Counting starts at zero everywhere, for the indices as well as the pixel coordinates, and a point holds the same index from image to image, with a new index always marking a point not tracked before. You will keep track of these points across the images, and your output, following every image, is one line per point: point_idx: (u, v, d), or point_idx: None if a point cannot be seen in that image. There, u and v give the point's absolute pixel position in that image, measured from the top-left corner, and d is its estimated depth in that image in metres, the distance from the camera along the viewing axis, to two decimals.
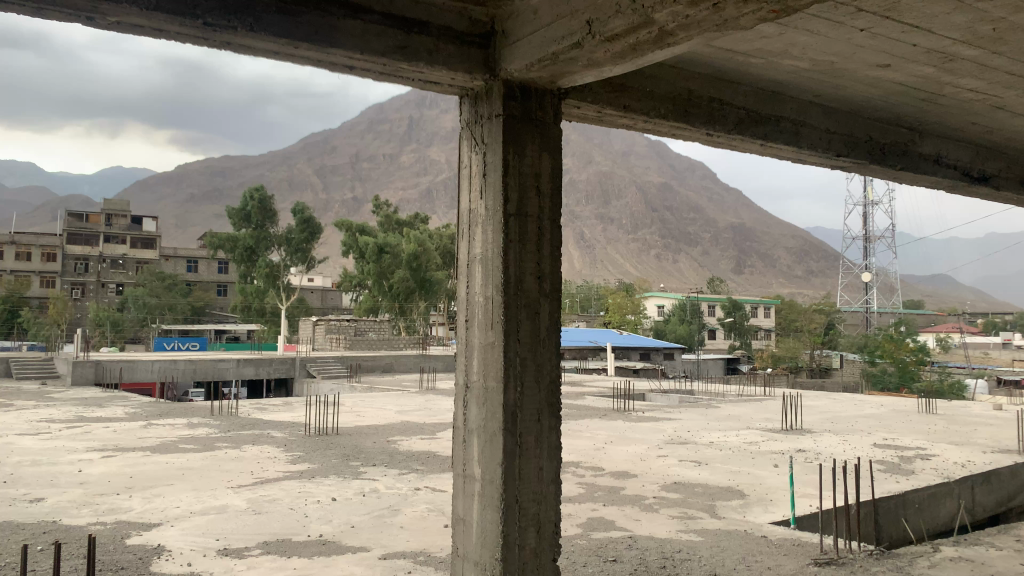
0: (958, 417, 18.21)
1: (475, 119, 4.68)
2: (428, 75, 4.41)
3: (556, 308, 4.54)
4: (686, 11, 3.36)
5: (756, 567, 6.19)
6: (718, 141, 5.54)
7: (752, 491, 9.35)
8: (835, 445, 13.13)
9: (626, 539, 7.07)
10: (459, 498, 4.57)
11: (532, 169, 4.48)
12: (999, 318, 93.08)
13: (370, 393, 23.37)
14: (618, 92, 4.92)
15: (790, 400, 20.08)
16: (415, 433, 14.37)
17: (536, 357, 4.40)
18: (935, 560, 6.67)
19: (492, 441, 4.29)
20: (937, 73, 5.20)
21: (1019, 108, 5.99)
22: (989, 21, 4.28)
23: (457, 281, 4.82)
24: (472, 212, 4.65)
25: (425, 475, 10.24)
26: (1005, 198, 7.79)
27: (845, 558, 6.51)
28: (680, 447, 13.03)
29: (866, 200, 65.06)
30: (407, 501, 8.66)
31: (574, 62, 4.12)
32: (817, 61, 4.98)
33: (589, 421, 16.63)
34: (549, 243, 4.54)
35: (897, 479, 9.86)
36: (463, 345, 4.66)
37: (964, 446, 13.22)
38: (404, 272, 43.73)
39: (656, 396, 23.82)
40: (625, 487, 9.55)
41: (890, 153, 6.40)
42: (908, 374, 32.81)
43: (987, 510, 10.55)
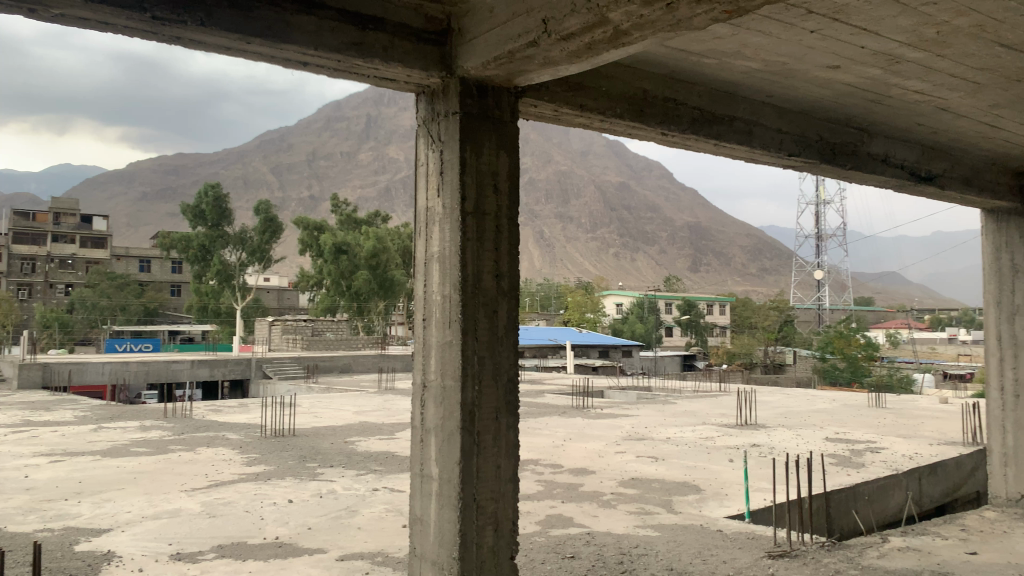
0: (907, 410, 18.68)
1: (431, 117, 4.65)
2: (383, 72, 4.38)
3: (513, 306, 4.53)
4: (640, 11, 3.40)
5: (712, 561, 6.26)
6: (673, 141, 5.60)
7: (708, 485, 9.49)
8: (789, 440, 13.39)
9: (584, 535, 7.12)
10: (416, 498, 4.54)
11: (489, 167, 4.49)
12: (943, 314, 96.07)
13: (328, 393, 23.17)
14: (575, 91, 4.94)
15: (746, 396, 20.42)
16: (373, 433, 14.28)
17: (494, 355, 4.40)
18: (884, 550, 6.84)
19: (449, 439, 4.28)
20: (884, 75, 5.33)
21: (963, 111, 6.18)
22: (932, 24, 4.41)
23: (414, 280, 4.77)
24: (428, 210, 4.62)
25: (384, 476, 10.19)
26: (951, 199, 8.02)
27: (797, 550, 6.62)
28: (638, 443, 13.14)
29: (819, 200, 66.46)
30: (366, 502, 8.60)
31: (530, 61, 4.13)
32: (768, 61, 5.06)
33: (549, 419, 16.74)
34: (506, 242, 4.54)
35: (848, 472, 10.09)
36: (420, 344, 4.64)
37: (911, 439, 13.60)
38: (363, 271, 43.43)
39: (614, 393, 24.04)
40: (584, 483, 9.62)
41: (840, 153, 6.53)
42: (860, 370, 33.59)
43: (934, 501, 10.86)
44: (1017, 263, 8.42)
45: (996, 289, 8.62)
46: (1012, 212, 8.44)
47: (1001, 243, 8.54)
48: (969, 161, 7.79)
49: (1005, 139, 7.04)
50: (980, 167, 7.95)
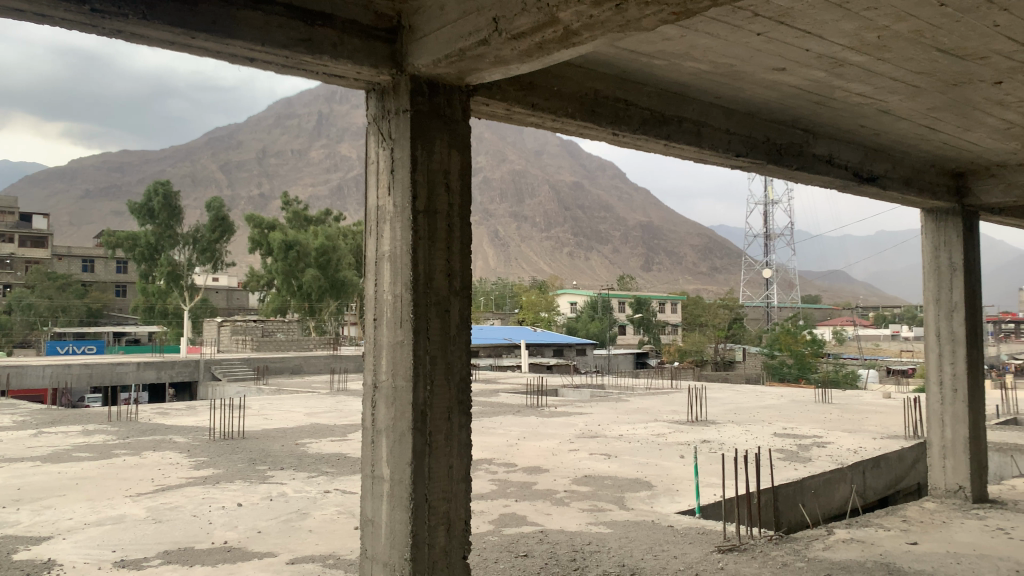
0: (851, 405, 19.18)
1: (381, 114, 4.60)
2: (333, 68, 4.31)
3: (466, 306, 4.52)
4: (590, 11, 3.42)
5: (663, 556, 6.35)
6: (625, 141, 5.65)
7: (659, 482, 9.60)
8: (738, 435, 13.64)
9: (536, 533, 7.13)
10: (367, 500, 4.49)
11: (440, 166, 4.46)
12: (887, 311, 98.93)
13: (278, 394, 22.82)
14: (526, 90, 4.94)
15: (696, 392, 20.74)
16: (324, 435, 14.10)
17: (446, 355, 4.38)
18: (829, 542, 7.01)
19: (401, 440, 4.25)
20: (828, 78, 5.45)
21: (904, 113, 6.36)
22: (874, 29, 4.52)
23: (365, 279, 4.70)
24: (379, 209, 4.58)
25: (336, 477, 10.08)
26: (893, 199, 8.24)
27: (746, 544, 6.74)
28: (590, 441, 13.24)
29: (767, 200, 67.74)
30: (317, 505, 8.47)
31: (481, 59, 4.12)
32: (716, 63, 5.13)
33: (503, 417, 16.77)
34: (458, 241, 4.51)
35: (795, 466, 10.31)
36: (371, 344, 4.58)
37: (855, 433, 13.97)
38: (313, 270, 42.86)
39: (569, 391, 24.21)
40: (537, 482, 9.66)
41: (785, 154, 6.67)
42: (806, 366, 34.34)
43: (877, 493, 11.16)
44: (954, 262, 8.69)
45: (934, 287, 8.90)
46: (951, 212, 8.72)
47: (940, 242, 8.84)
48: (909, 163, 8.03)
49: (942, 141, 7.28)
50: (920, 168, 8.19)
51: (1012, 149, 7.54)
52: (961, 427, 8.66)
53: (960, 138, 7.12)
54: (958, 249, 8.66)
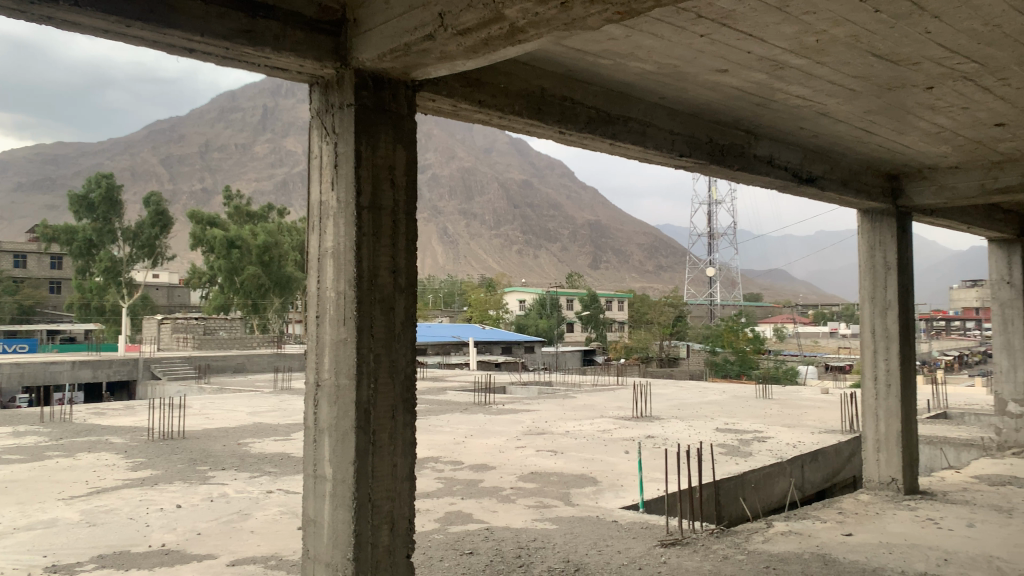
0: (791, 401, 19.66)
1: (325, 108, 4.52)
2: (275, 61, 4.22)
3: (411, 303, 4.49)
4: (535, 8, 3.43)
5: (607, 551, 6.41)
6: (571, 140, 5.67)
7: (605, 477, 9.69)
8: (682, 431, 13.85)
9: (482, 531, 7.14)
10: (310, 499, 4.42)
11: (385, 161, 4.42)
12: (825, 309, 101.84)
13: (220, 393, 22.35)
14: (473, 87, 4.92)
15: (641, 389, 20.98)
16: (267, 434, 13.87)
17: (391, 353, 4.34)
18: (769, 535, 7.15)
19: (344, 440, 4.20)
20: (768, 80, 5.57)
21: (840, 116, 6.53)
22: (812, 33, 4.63)
23: (307, 276, 4.63)
24: (322, 204, 4.50)
25: (279, 477, 9.91)
26: (831, 199, 8.45)
27: (688, 538, 6.85)
28: (538, 438, 13.29)
29: (711, 200, 68.88)
30: (259, 505, 8.32)
31: (427, 54, 4.09)
32: (660, 64, 5.20)
33: (450, 415, 16.71)
34: (403, 237, 4.48)
35: (736, 461, 10.51)
36: (313, 342, 4.51)
37: (794, 428, 14.32)
38: (255, 267, 42.08)
39: (517, 389, 24.25)
40: (484, 479, 9.65)
41: (727, 154, 6.78)
42: (747, 362, 35.17)
43: (815, 486, 11.45)
44: (889, 260, 8.96)
45: (870, 285, 9.16)
46: (885, 213, 8.99)
47: (875, 242, 9.11)
48: (846, 165, 8.25)
49: (878, 144, 7.51)
50: (856, 170, 8.43)
51: (942, 152, 7.83)
52: (894, 421, 8.93)
53: (895, 141, 7.36)
54: (892, 248, 8.94)
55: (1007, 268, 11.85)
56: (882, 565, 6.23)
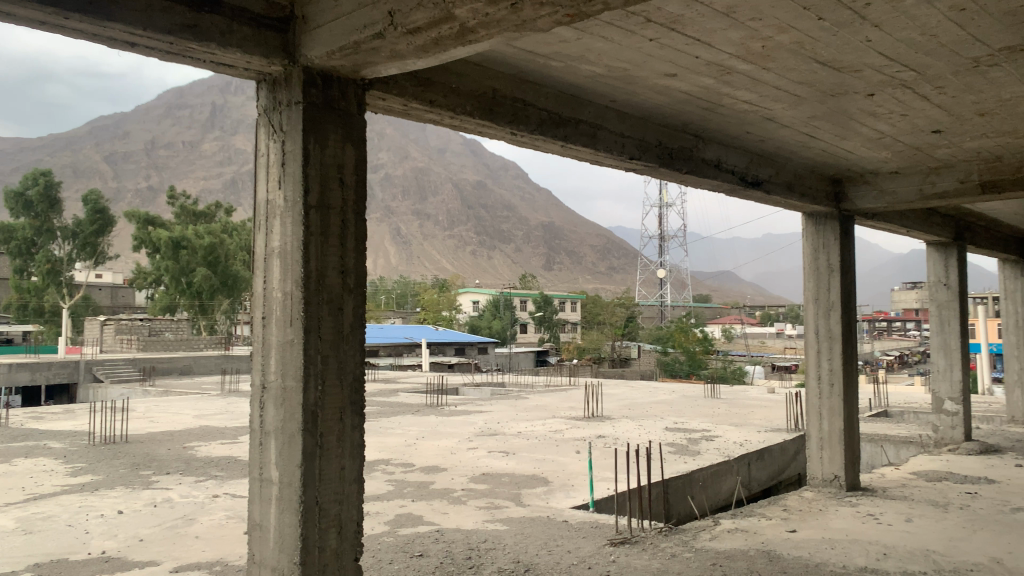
0: (738, 400, 20.01)
1: (272, 106, 4.45)
2: (220, 57, 4.14)
3: (360, 304, 4.44)
4: (485, 9, 3.43)
5: (557, 551, 6.44)
6: (523, 141, 5.69)
7: (556, 477, 9.74)
8: (632, 430, 13.99)
9: (433, 532, 7.11)
10: (255, 504, 4.34)
11: (334, 160, 4.37)
12: (772, 310, 104.01)
13: (166, 396, 21.84)
14: (424, 87, 4.88)
15: (593, 389, 21.14)
16: (214, 438, 13.60)
17: (339, 354, 4.29)
18: (716, 532, 7.26)
19: (291, 443, 4.13)
20: (716, 85, 5.66)
21: (786, 121, 6.66)
22: (758, 39, 4.71)
23: (254, 277, 4.54)
24: (269, 203, 4.43)
25: (225, 482, 9.71)
26: (777, 203, 8.61)
27: (637, 536, 6.92)
28: (489, 439, 13.28)
29: (661, 203, 69.67)
30: (205, 510, 8.16)
31: (377, 53, 4.05)
32: (611, 67, 5.24)
33: (401, 417, 16.58)
34: (352, 238, 4.43)
35: (685, 459, 10.65)
36: (259, 343, 4.43)
37: (741, 426, 14.58)
38: (203, 268, 41.27)
39: (469, 390, 24.19)
40: (434, 481, 9.60)
41: (676, 157, 6.88)
42: (696, 362, 35.70)
43: (762, 484, 11.67)
44: (832, 263, 9.18)
45: (814, 286, 9.36)
46: (829, 216, 9.20)
47: (819, 245, 9.32)
48: (792, 169, 8.43)
49: (822, 149, 7.68)
50: (801, 174, 8.61)
51: (882, 158, 8.06)
52: (837, 419, 9.14)
53: (838, 146, 7.54)
54: (835, 251, 9.15)
55: (944, 269, 12.23)
56: (824, 561, 6.36)
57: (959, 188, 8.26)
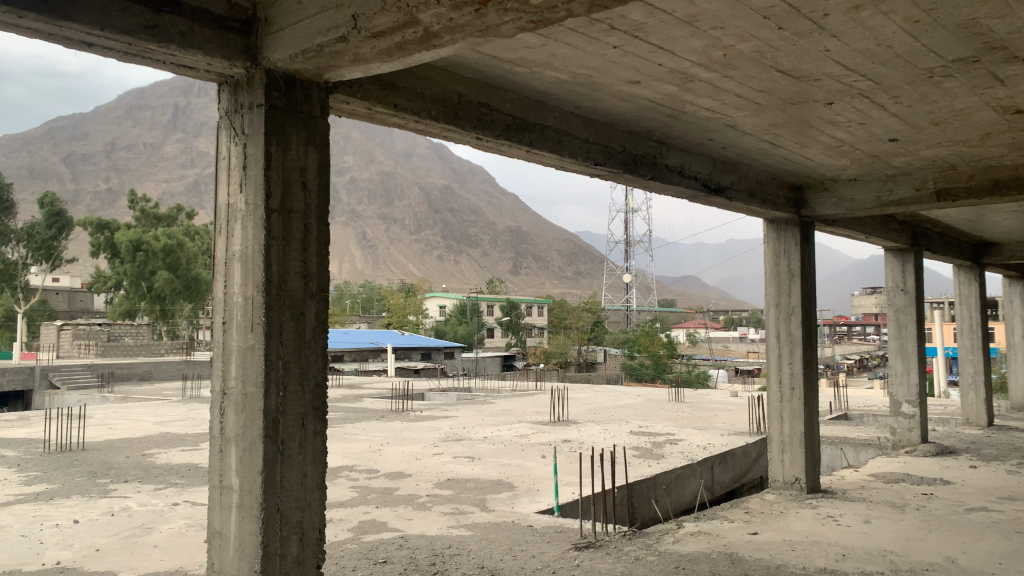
0: (702, 404, 20.20)
1: (233, 108, 4.40)
2: (180, 59, 4.08)
3: (322, 309, 4.40)
4: (449, 14, 3.43)
5: (521, 555, 6.44)
6: (488, 146, 5.68)
7: (521, 482, 9.74)
8: (597, 434, 14.05)
9: (397, 539, 7.07)
10: (214, 512, 4.27)
11: (297, 164, 4.33)
12: (736, 314, 105.32)
13: (125, 403, 21.41)
14: (388, 90, 4.85)
15: (558, 394, 21.18)
16: (174, 445, 13.36)
17: (300, 360, 4.24)
18: (679, 535, 7.32)
19: (251, 449, 4.08)
20: (679, 92, 5.72)
21: (747, 129, 6.76)
22: (719, 47, 4.78)
23: (214, 281, 4.48)
24: (229, 207, 4.38)
25: (185, 489, 9.55)
26: (739, 209, 8.73)
27: (601, 540, 6.95)
28: (454, 445, 13.22)
29: (627, 208, 70.10)
30: (164, 518, 8.02)
31: (340, 56, 4.03)
32: (576, 73, 5.27)
33: (366, 423, 16.46)
34: (315, 242, 4.40)
35: (649, 463, 10.74)
36: (219, 348, 4.37)
37: (705, 430, 14.73)
38: (164, 270, 40.60)
39: (435, 395, 24.09)
40: (399, 487, 9.55)
41: (641, 164, 6.94)
42: (661, 366, 36.07)
43: (724, 487, 11.80)
44: (793, 268, 9.32)
45: (775, 291, 9.49)
46: (790, 222, 9.35)
47: (779, 251, 9.46)
48: (753, 176, 8.54)
49: (783, 157, 7.80)
50: (762, 181, 8.73)
51: (841, 165, 8.21)
52: (798, 423, 9.28)
53: (799, 154, 7.67)
54: (796, 257, 9.29)
55: (902, 274, 12.47)
56: (784, 562, 6.45)
57: (916, 196, 8.44)
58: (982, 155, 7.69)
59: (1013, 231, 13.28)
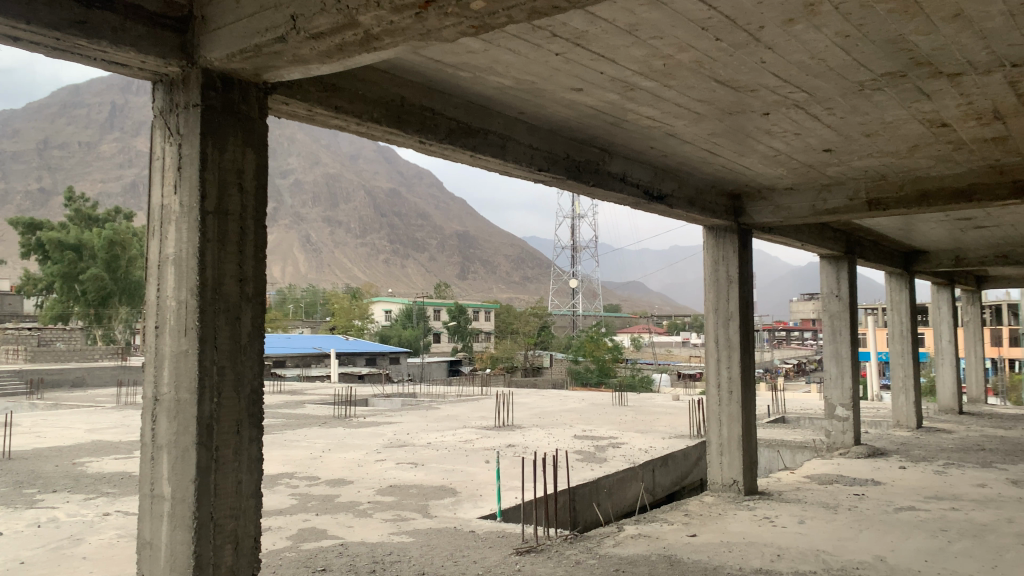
0: (644, 408, 20.49)
1: (168, 108, 4.29)
2: (112, 56, 3.96)
3: (259, 313, 4.32)
4: (390, 17, 3.42)
5: (462, 562, 6.40)
6: (432, 150, 5.65)
7: (464, 488, 9.72)
8: (541, 439, 14.12)
9: (337, 546, 6.97)
10: (145, 521, 4.15)
11: (233, 165, 4.25)
12: (679, 320, 107.12)
13: (56, 410, 20.66)
14: (329, 92, 4.79)
15: (503, 399, 21.18)
16: (107, 453, 12.95)
17: (235, 365, 4.16)
18: (619, 538, 7.40)
19: (184, 457, 3.98)
20: (621, 100, 5.79)
21: (687, 137, 6.87)
22: (660, 57, 4.86)
23: (146, 285, 4.36)
24: (164, 208, 4.27)
25: (117, 499, 9.27)
26: (679, 217, 8.87)
27: (543, 545, 6.97)
28: (398, 451, 13.12)
29: (575, 214, 70.62)
30: (93, 529, 7.76)
31: (279, 57, 3.98)
32: (518, 79, 5.29)
33: (307, 429, 16.24)
34: (251, 245, 4.31)
35: (592, 466, 10.84)
36: (152, 354, 4.25)
37: (646, 433, 14.93)
38: (97, 269, 39.26)
39: (379, 401, 23.85)
40: (340, 494, 9.42)
41: (584, 170, 7.00)
42: (606, 371, 36.74)
43: (665, 489, 11.97)
44: (731, 274, 9.49)
45: (714, 296, 9.66)
46: (729, 229, 9.53)
47: (718, 257, 9.62)
48: (693, 184, 8.69)
49: (721, 166, 7.97)
50: (702, 189, 8.88)
51: (778, 175, 8.42)
52: (735, 426, 9.46)
53: (737, 163, 7.83)
54: (734, 262, 9.46)
55: (836, 280, 12.86)
56: (722, 563, 6.57)
57: (849, 205, 8.70)
58: (911, 166, 7.95)
59: (940, 239, 13.78)
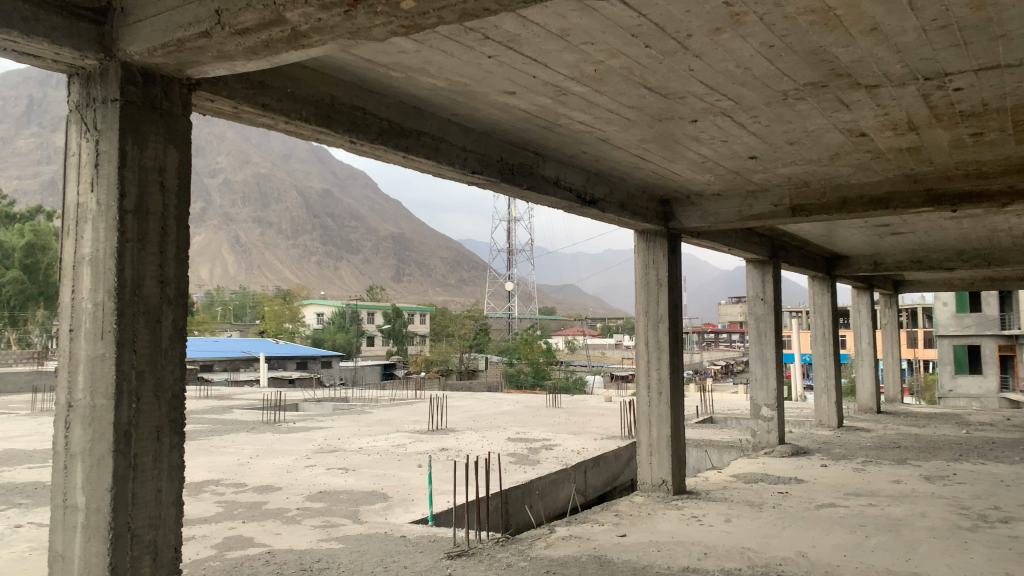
0: (576, 409, 20.68)
1: (84, 102, 4.11)
2: (25, 46, 3.78)
3: (180, 316, 4.19)
4: (317, 14, 3.36)
5: (392, 567, 6.33)
6: (362, 150, 5.58)
7: (395, 493, 9.63)
8: (474, 442, 14.10)
9: (263, 554, 6.81)
10: (57, 533, 3.97)
11: (155, 162, 4.11)
12: (613, 323, 108.48)
13: None
14: (256, 89, 4.68)
15: (437, 402, 21.03)
16: (20, 462, 12.36)
17: (155, 369, 4.02)
18: (551, 540, 7.45)
19: (99, 465, 3.83)
20: (552, 104, 5.82)
21: (619, 143, 6.97)
22: (591, 62, 4.91)
23: (60, 287, 4.17)
24: (79, 207, 4.10)
25: (29, 510, 8.86)
26: (611, 221, 8.97)
27: (474, 547, 6.95)
28: (329, 456, 12.91)
29: (510, 217, 70.79)
30: (2, 542, 7.39)
31: (203, 52, 3.87)
32: (451, 81, 5.28)
33: (235, 435, 15.81)
34: (172, 246, 4.18)
35: (525, 469, 10.87)
36: (65, 357, 4.07)
37: (579, 434, 15.06)
38: (15, 271, 37.43)
39: (309, 406, 23.44)
40: (268, 501, 9.22)
41: (516, 173, 7.02)
42: (540, 374, 36.93)
43: (597, 490, 12.09)
44: (661, 277, 9.65)
45: (644, 299, 9.81)
46: (659, 234, 9.69)
47: (649, 260, 9.76)
48: (624, 188, 8.82)
49: (651, 171, 8.10)
50: (633, 193, 9.01)
51: (706, 181, 8.61)
52: (665, 427, 9.61)
53: (666, 169, 7.98)
54: (664, 266, 9.62)
55: (761, 284, 13.11)
56: (650, 562, 6.67)
57: (774, 211, 8.98)
58: (832, 174, 8.23)
59: (860, 245, 14.31)
